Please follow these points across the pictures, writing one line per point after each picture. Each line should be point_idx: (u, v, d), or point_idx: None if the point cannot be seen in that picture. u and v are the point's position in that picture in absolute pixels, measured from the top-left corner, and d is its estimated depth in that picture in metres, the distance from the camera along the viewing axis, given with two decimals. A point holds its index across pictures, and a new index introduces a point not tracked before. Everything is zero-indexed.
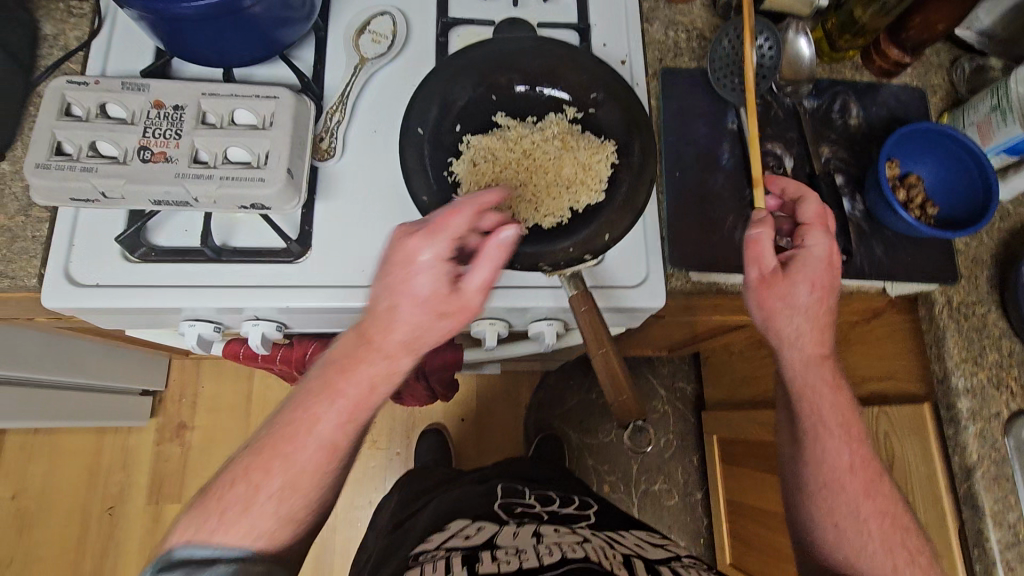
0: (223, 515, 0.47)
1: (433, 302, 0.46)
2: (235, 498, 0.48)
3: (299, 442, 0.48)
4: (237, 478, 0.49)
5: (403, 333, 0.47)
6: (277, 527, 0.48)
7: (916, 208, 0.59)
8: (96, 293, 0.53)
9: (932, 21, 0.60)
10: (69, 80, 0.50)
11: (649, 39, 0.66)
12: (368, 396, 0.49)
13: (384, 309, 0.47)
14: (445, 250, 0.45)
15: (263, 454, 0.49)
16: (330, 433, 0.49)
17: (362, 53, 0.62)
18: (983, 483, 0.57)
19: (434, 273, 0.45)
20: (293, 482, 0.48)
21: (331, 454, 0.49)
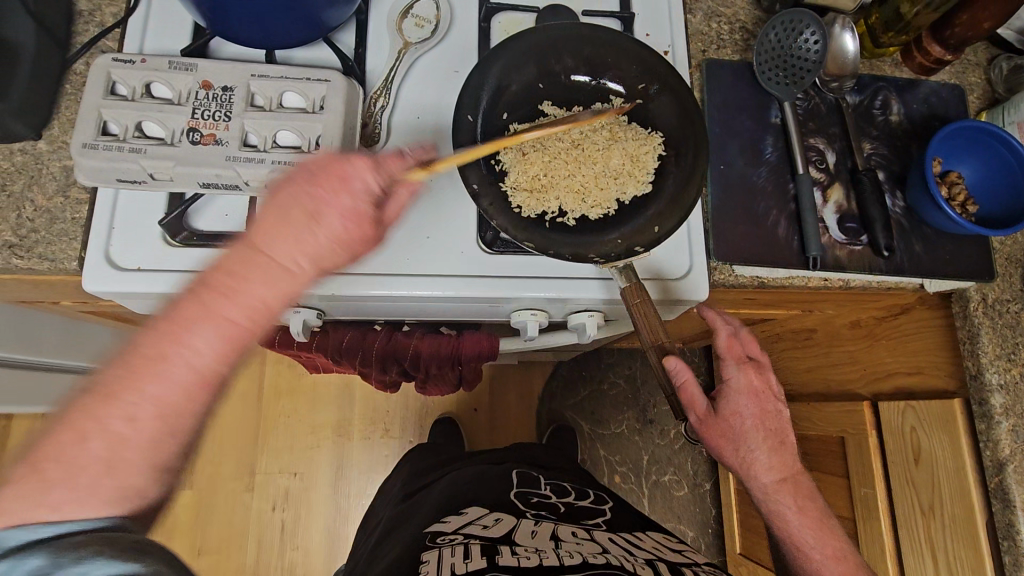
0: (63, 480, 0.37)
1: (318, 212, 0.44)
2: (68, 441, 0.37)
3: (176, 359, 0.40)
4: (112, 388, 0.39)
5: (270, 249, 0.43)
6: (142, 484, 0.39)
7: (958, 205, 0.60)
8: (139, 278, 0.52)
9: (979, 19, 0.60)
10: (115, 58, 0.49)
11: (692, 29, 0.66)
12: (265, 298, 0.42)
13: (268, 224, 0.44)
14: (330, 175, 0.45)
15: (130, 366, 0.39)
16: (225, 331, 0.41)
17: (406, 37, 0.61)
18: (1014, 477, 0.57)
19: (319, 186, 0.44)
20: (152, 405, 0.39)
21: (203, 382, 0.41)
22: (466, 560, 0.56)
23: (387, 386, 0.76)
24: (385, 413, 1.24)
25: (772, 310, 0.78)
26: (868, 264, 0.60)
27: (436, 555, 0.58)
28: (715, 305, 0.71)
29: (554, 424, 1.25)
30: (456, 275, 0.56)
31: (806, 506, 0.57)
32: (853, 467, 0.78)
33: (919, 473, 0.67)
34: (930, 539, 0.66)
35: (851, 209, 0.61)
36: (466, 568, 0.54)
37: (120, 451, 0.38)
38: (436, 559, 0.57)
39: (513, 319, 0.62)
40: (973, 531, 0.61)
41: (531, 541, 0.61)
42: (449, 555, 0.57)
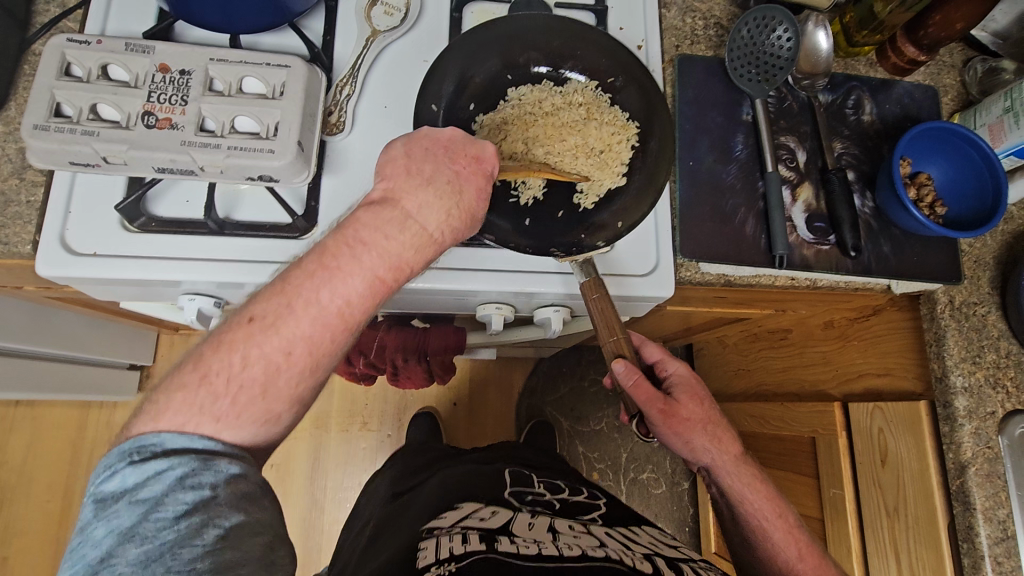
0: (228, 393, 0.38)
1: (457, 185, 0.44)
2: (228, 359, 0.39)
3: (306, 298, 0.40)
4: (266, 315, 0.39)
5: (418, 215, 0.43)
6: (283, 411, 0.40)
7: (926, 207, 0.60)
8: (93, 263, 0.51)
9: (952, 18, 0.59)
10: (69, 38, 0.48)
11: (666, 24, 0.65)
12: (404, 254, 0.42)
13: (413, 186, 0.43)
14: (465, 153, 0.45)
15: (279, 297, 0.40)
16: (368, 278, 0.41)
17: (374, 25, 0.60)
18: (975, 479, 0.57)
19: (455, 162, 0.45)
20: (304, 344, 0.39)
21: (341, 323, 0.41)
22: (465, 544, 0.56)
23: (358, 376, 0.76)
24: (364, 406, 1.23)
25: (746, 309, 0.78)
26: (835, 264, 0.59)
27: (434, 542, 0.57)
28: (685, 302, 0.71)
29: (533, 421, 1.24)
30: (418, 267, 0.55)
31: (763, 492, 0.57)
32: (823, 467, 0.78)
33: (885, 474, 0.67)
34: (894, 540, 0.66)
35: (820, 209, 0.61)
36: (465, 550, 0.55)
37: (273, 378, 0.39)
38: (433, 546, 0.57)
39: (478, 312, 0.62)
40: (934, 533, 0.60)
41: (530, 533, 0.60)
42: (446, 542, 0.57)
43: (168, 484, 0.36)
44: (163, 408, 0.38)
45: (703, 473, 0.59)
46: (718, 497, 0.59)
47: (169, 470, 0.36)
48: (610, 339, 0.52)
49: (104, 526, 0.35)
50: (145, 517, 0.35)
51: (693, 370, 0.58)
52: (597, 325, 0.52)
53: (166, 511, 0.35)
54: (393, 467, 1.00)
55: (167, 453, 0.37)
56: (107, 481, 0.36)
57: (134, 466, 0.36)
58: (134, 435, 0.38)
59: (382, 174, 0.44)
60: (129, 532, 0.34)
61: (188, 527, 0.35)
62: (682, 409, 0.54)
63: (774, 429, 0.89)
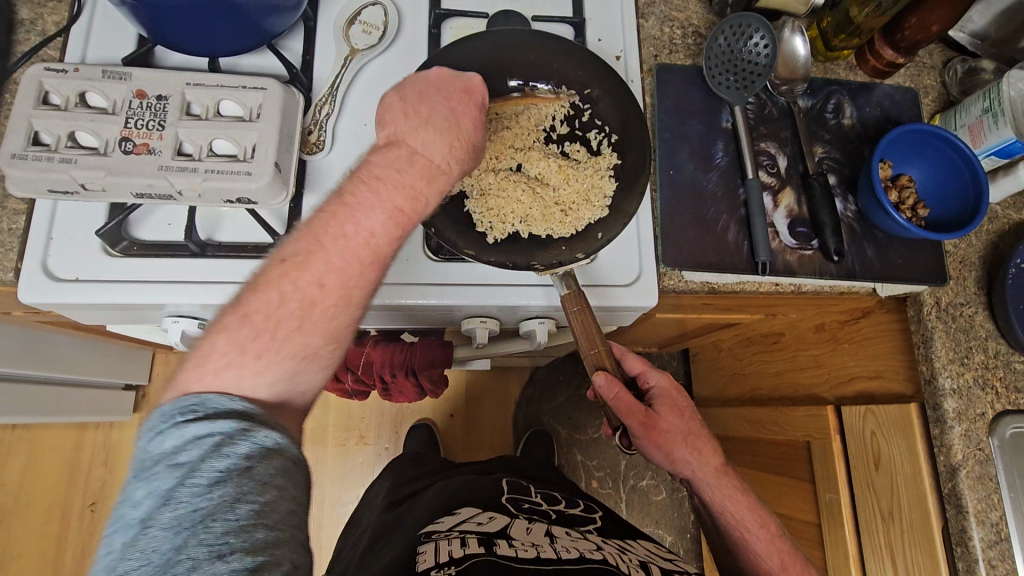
0: (269, 330, 0.39)
1: (454, 120, 0.45)
2: (264, 299, 0.39)
3: (332, 233, 0.41)
4: (296, 254, 0.40)
5: (425, 151, 0.44)
6: (320, 347, 0.41)
7: (908, 209, 0.60)
8: (75, 288, 0.51)
9: (928, 21, 0.59)
10: (46, 68, 0.49)
11: (644, 34, 0.65)
12: (417, 184, 0.43)
13: (416, 127, 0.44)
14: (455, 87, 0.47)
15: (309, 236, 0.41)
16: (389, 207, 0.42)
17: (353, 44, 0.60)
18: (967, 482, 0.56)
19: (448, 99, 0.46)
20: (335, 272, 0.40)
21: (370, 254, 0.42)
22: (465, 547, 0.56)
23: (348, 393, 0.76)
24: (360, 419, 1.23)
25: (736, 314, 0.78)
26: (820, 269, 0.59)
27: (433, 545, 0.57)
28: (672, 309, 0.71)
29: (529, 431, 1.24)
30: (401, 283, 0.55)
31: (746, 500, 0.57)
32: (817, 471, 0.78)
33: (879, 478, 0.66)
34: (890, 544, 0.65)
35: (802, 213, 0.61)
36: (464, 553, 0.54)
37: (311, 311, 0.40)
38: (433, 549, 0.56)
39: (463, 326, 0.62)
40: (928, 537, 0.60)
41: (528, 536, 0.60)
42: (445, 544, 0.57)
43: (207, 449, 0.34)
44: (207, 353, 0.38)
45: (686, 483, 0.59)
46: (700, 507, 0.59)
47: (209, 434, 0.35)
48: (590, 351, 0.52)
49: (145, 487, 0.33)
50: (180, 482, 0.33)
51: (676, 380, 0.58)
52: (578, 337, 0.52)
53: (201, 476, 0.33)
54: (387, 477, 1.00)
55: (209, 416, 0.36)
56: (152, 442, 0.35)
57: (175, 427, 0.35)
58: (173, 398, 0.37)
59: (383, 122, 0.45)
60: (167, 494, 0.33)
61: (221, 495, 0.33)
62: (664, 421, 0.54)
63: (770, 434, 0.89)
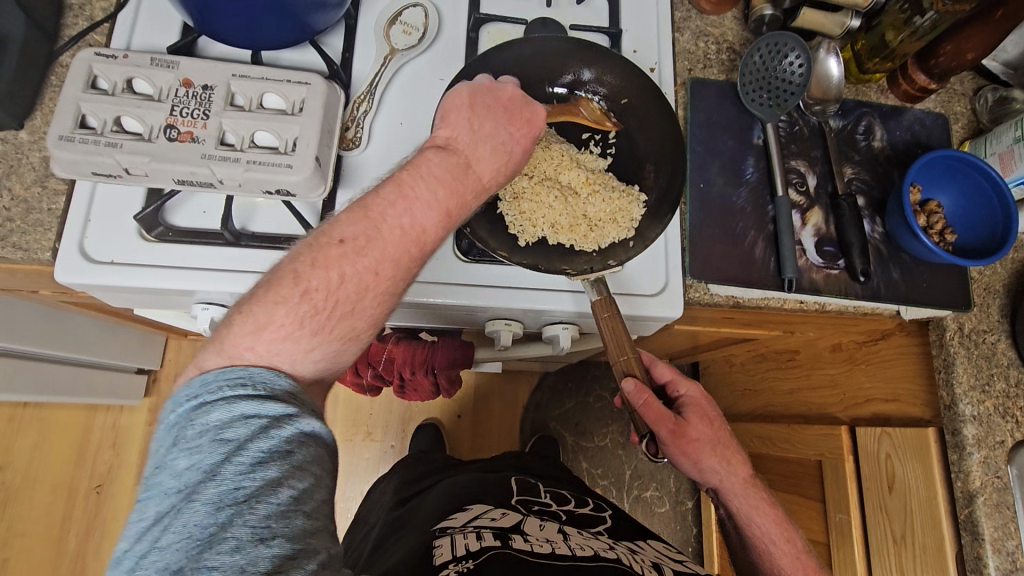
0: (326, 310, 0.39)
1: (509, 146, 0.46)
2: (324, 275, 0.39)
3: (388, 223, 0.40)
4: (355, 237, 0.40)
5: (477, 167, 0.45)
6: (365, 329, 0.41)
7: (936, 234, 0.60)
8: (110, 271, 0.52)
9: (963, 49, 0.60)
10: (97, 53, 0.49)
11: (679, 48, 0.66)
12: (465, 198, 0.44)
13: (474, 141, 0.45)
14: (522, 116, 0.47)
15: (363, 218, 0.40)
16: (439, 213, 0.42)
17: (393, 44, 0.61)
18: (984, 509, 0.56)
19: (512, 123, 0.47)
20: (389, 263, 0.40)
21: (418, 247, 0.42)
22: (480, 541, 0.56)
23: (364, 389, 0.76)
24: (368, 416, 1.24)
25: (754, 330, 0.78)
26: (844, 289, 0.60)
27: (448, 539, 0.57)
28: (693, 321, 0.71)
29: (536, 436, 1.24)
30: (431, 282, 0.56)
31: (769, 513, 0.57)
32: (829, 491, 0.78)
33: (892, 500, 0.66)
34: (901, 567, 0.65)
35: (830, 233, 0.61)
36: (480, 547, 0.55)
37: (365, 294, 0.40)
38: (448, 542, 0.57)
39: (486, 328, 0.63)
40: (942, 562, 0.60)
41: (541, 533, 0.60)
42: (461, 539, 0.57)
43: (256, 429, 0.35)
44: (264, 320, 0.38)
45: (712, 493, 0.59)
46: (726, 518, 0.59)
47: (258, 414, 0.35)
48: (619, 358, 0.52)
49: (190, 458, 0.34)
50: (228, 458, 0.33)
51: (705, 390, 0.58)
52: (608, 343, 0.52)
53: (246, 455, 0.34)
54: (394, 473, 1.00)
55: (260, 395, 0.36)
56: (194, 411, 0.35)
57: (225, 400, 0.36)
58: (218, 367, 0.37)
59: (444, 122, 0.45)
60: (211, 468, 0.33)
61: (264, 479, 0.33)
62: (692, 429, 0.54)
63: (781, 450, 0.88)
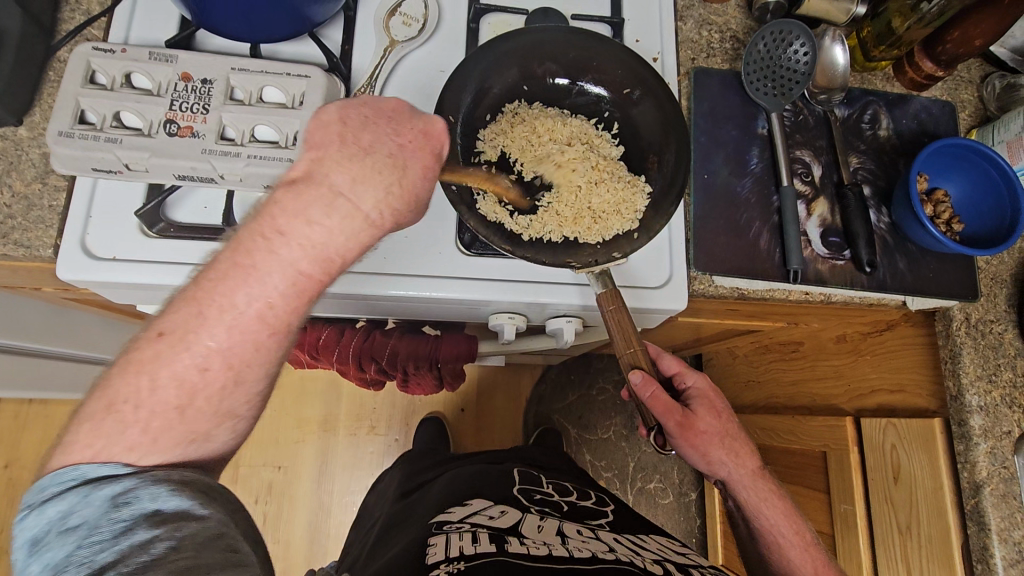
0: (139, 422, 0.36)
1: (399, 158, 0.40)
2: (134, 381, 0.36)
3: (218, 304, 0.37)
4: (176, 329, 0.37)
5: (351, 196, 0.39)
6: (212, 429, 0.38)
7: (943, 223, 0.60)
8: (113, 268, 0.52)
9: (971, 35, 0.59)
10: (95, 47, 0.49)
11: (682, 37, 0.65)
12: (332, 242, 0.39)
13: (343, 160, 0.39)
14: (413, 126, 0.42)
15: (191, 305, 0.37)
16: (289, 274, 0.38)
17: (393, 35, 0.60)
18: (991, 500, 0.56)
19: (398, 134, 0.41)
20: (219, 358, 0.37)
21: (269, 327, 0.38)
22: (476, 543, 0.55)
23: (367, 383, 0.76)
24: (372, 410, 1.24)
25: (758, 322, 0.78)
26: (850, 279, 0.59)
27: (443, 539, 0.57)
28: (698, 313, 0.71)
29: (540, 428, 1.24)
30: (433, 277, 0.55)
31: (778, 505, 0.57)
32: (834, 482, 0.77)
33: (897, 491, 0.66)
34: (905, 558, 0.65)
35: (835, 223, 0.61)
36: (475, 549, 0.54)
37: (192, 399, 0.37)
38: (443, 543, 0.56)
39: (490, 321, 0.62)
40: (948, 553, 0.59)
41: (538, 534, 0.60)
42: (455, 539, 0.57)
43: (103, 508, 0.34)
44: (73, 439, 0.35)
45: (720, 485, 0.59)
46: (734, 510, 0.59)
47: (95, 495, 0.34)
48: (626, 351, 0.52)
49: (39, 559, 0.33)
50: (81, 542, 0.33)
51: (712, 382, 0.58)
52: (614, 336, 0.52)
53: (102, 532, 0.33)
54: (397, 467, 1.00)
55: (90, 481, 0.34)
56: (28, 519, 0.34)
57: (51, 500, 0.34)
58: (54, 470, 0.35)
59: (311, 143, 0.40)
60: (62, 562, 0.32)
61: (129, 544, 0.33)
62: (700, 422, 0.55)
63: (785, 442, 0.88)
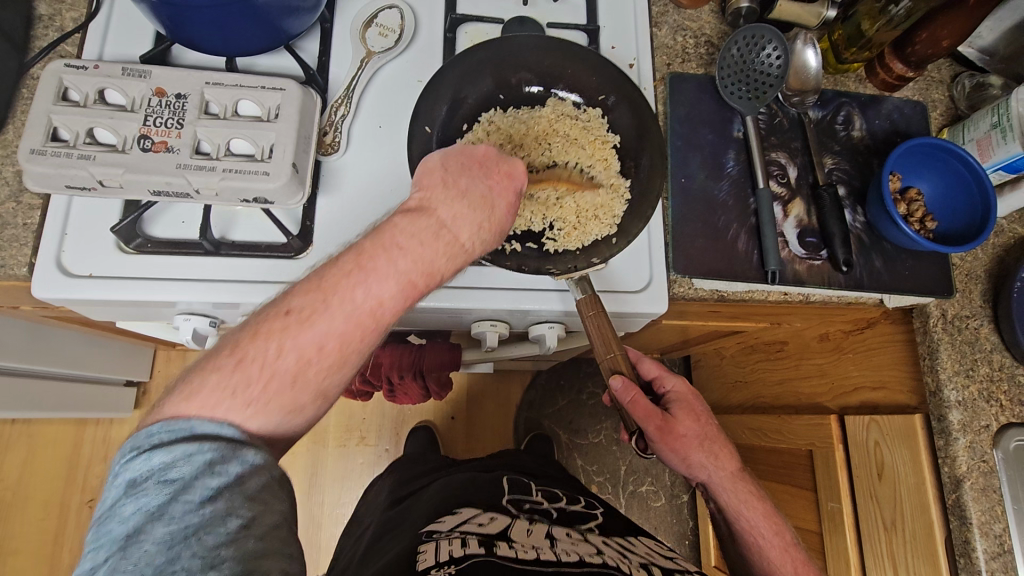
0: (260, 382, 0.37)
1: (489, 199, 0.44)
2: (264, 347, 0.37)
3: (342, 296, 0.39)
4: (303, 308, 0.38)
5: (452, 228, 0.42)
6: (308, 404, 0.39)
7: (916, 222, 0.61)
8: (89, 284, 0.52)
9: (939, 36, 0.60)
10: (67, 64, 0.49)
11: (658, 43, 0.66)
12: (437, 261, 0.41)
13: (449, 199, 0.42)
14: (499, 169, 0.45)
15: (316, 292, 0.39)
16: (402, 281, 0.40)
17: (369, 46, 0.61)
18: (971, 493, 0.57)
19: (490, 178, 0.44)
20: (335, 339, 0.38)
21: (372, 322, 0.40)
22: (464, 548, 0.55)
23: (352, 394, 0.76)
24: (361, 421, 1.23)
25: (740, 323, 0.78)
26: (827, 279, 0.60)
27: (433, 546, 0.57)
28: (680, 316, 0.71)
29: (531, 434, 1.23)
30: None
31: (760, 506, 0.57)
32: (819, 480, 0.78)
33: (882, 487, 0.66)
34: (891, 556, 0.65)
35: (812, 224, 0.61)
36: (464, 553, 0.54)
37: (305, 371, 0.38)
38: (433, 549, 0.56)
39: (473, 329, 0.62)
40: (931, 547, 0.60)
41: (527, 538, 0.59)
42: (446, 545, 0.56)
43: (200, 466, 0.34)
44: (196, 389, 0.37)
45: (702, 488, 0.59)
46: (716, 512, 0.60)
47: (199, 452, 0.34)
48: (606, 355, 0.52)
49: (131, 504, 0.33)
50: (175, 497, 0.33)
51: (691, 385, 0.58)
52: (595, 343, 0.52)
53: (194, 494, 0.33)
54: (387, 476, 1.00)
55: (197, 437, 0.35)
56: (133, 461, 0.34)
57: (160, 446, 0.34)
58: (163, 418, 0.36)
59: (419, 185, 0.43)
60: (156, 510, 0.32)
61: (213, 513, 0.33)
62: (680, 425, 0.55)
63: (772, 441, 0.89)
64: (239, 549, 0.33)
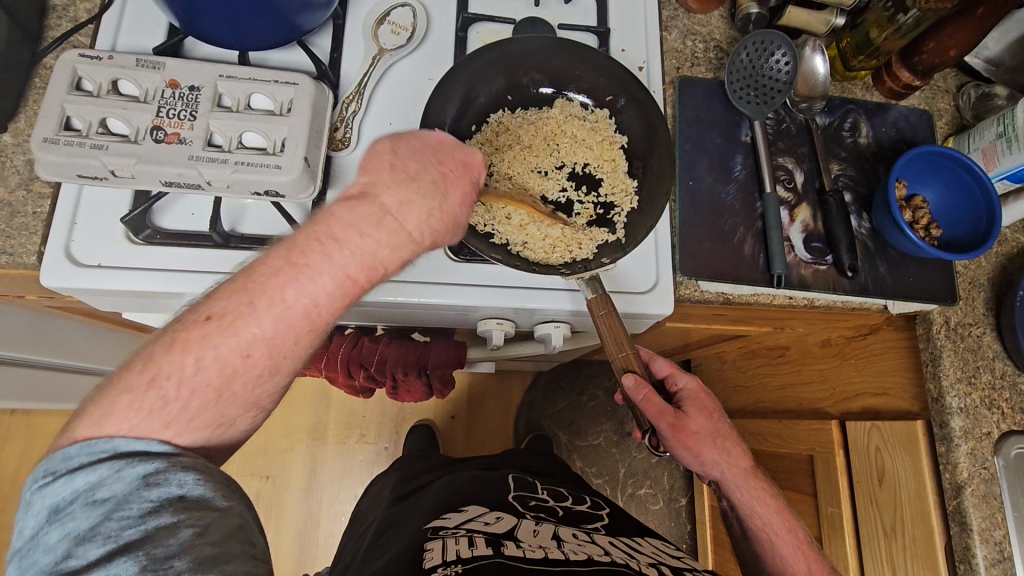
0: (178, 398, 0.36)
1: (441, 186, 0.44)
2: (179, 362, 0.36)
3: (269, 297, 0.38)
4: (226, 313, 0.38)
5: (397, 215, 0.41)
6: (236, 417, 0.39)
7: (921, 229, 0.61)
8: (98, 275, 0.52)
9: (946, 46, 0.60)
10: (82, 54, 0.49)
11: (667, 46, 0.66)
12: (378, 253, 0.41)
13: (396, 184, 0.42)
14: (454, 158, 0.46)
15: (242, 294, 0.38)
16: (339, 277, 0.39)
17: (381, 44, 0.61)
18: (971, 500, 0.57)
19: (442, 164, 0.45)
20: (263, 344, 0.38)
21: (306, 325, 0.39)
22: (472, 547, 0.55)
23: (356, 391, 0.76)
24: (361, 418, 1.23)
25: (743, 327, 0.78)
26: (833, 284, 0.60)
27: (439, 544, 0.57)
28: (684, 319, 0.72)
29: (531, 435, 1.23)
30: (426, 283, 0.55)
31: (770, 506, 0.58)
32: (820, 485, 0.78)
33: (882, 492, 0.66)
34: (891, 561, 0.66)
35: (818, 229, 0.62)
36: (471, 553, 0.54)
37: (232, 381, 0.38)
38: (439, 547, 0.56)
39: (479, 327, 0.63)
40: (932, 553, 0.60)
41: (535, 538, 0.59)
42: (452, 544, 0.56)
43: (132, 484, 0.33)
44: (108, 411, 0.35)
45: (714, 485, 0.60)
46: (729, 509, 0.60)
47: (127, 471, 0.34)
48: (618, 354, 0.52)
49: (56, 531, 0.32)
50: (107, 516, 0.32)
51: (702, 382, 0.59)
52: (606, 341, 0.52)
53: (130, 509, 0.33)
54: (387, 475, 1.00)
55: (123, 455, 0.34)
56: (50, 487, 0.33)
57: (79, 468, 0.34)
58: (84, 439, 0.35)
59: (365, 169, 0.43)
60: (84, 534, 0.32)
61: (156, 525, 0.33)
62: (693, 423, 0.55)
63: (774, 445, 0.89)
64: (193, 557, 0.32)
